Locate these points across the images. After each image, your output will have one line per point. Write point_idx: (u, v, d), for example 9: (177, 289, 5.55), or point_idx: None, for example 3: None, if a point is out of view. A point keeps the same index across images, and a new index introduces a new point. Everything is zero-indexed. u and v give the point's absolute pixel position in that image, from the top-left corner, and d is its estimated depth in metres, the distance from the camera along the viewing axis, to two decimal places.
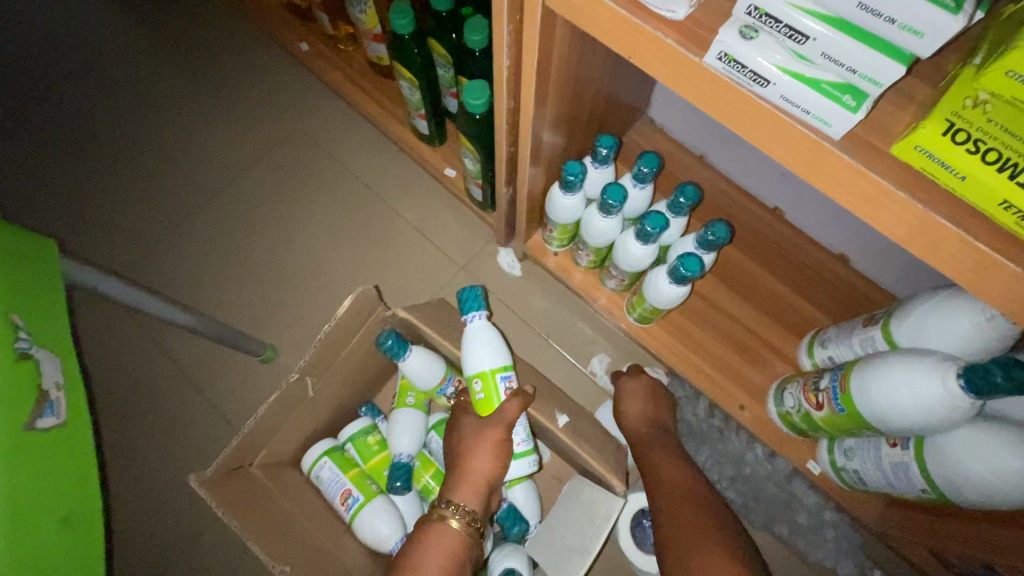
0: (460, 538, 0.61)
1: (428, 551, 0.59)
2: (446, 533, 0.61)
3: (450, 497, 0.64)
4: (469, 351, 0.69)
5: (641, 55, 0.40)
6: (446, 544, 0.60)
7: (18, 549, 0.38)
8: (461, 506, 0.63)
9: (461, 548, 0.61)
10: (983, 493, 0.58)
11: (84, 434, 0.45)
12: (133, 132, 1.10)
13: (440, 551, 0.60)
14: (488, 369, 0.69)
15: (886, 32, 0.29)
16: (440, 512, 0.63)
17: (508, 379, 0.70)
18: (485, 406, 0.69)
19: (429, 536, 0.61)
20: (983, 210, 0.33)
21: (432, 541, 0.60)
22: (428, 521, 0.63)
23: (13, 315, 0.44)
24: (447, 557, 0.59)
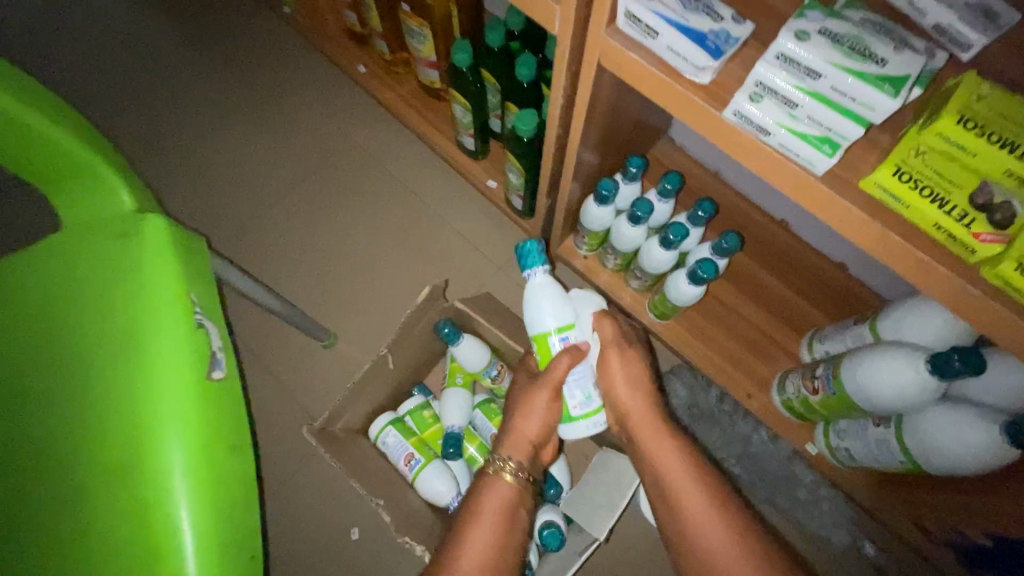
0: (514, 489, 0.69)
1: (485, 501, 0.68)
2: (500, 485, 0.69)
3: (500, 456, 0.71)
4: (529, 312, 0.75)
5: (674, 108, 0.53)
6: (499, 495, 0.69)
7: (210, 466, 0.52)
8: (513, 462, 0.71)
9: (515, 497, 0.69)
10: (947, 461, 0.70)
11: (238, 385, 0.58)
12: (210, 143, 1.25)
13: (497, 501, 0.68)
14: (540, 332, 0.74)
15: (850, 105, 0.43)
16: (494, 469, 0.71)
17: (564, 338, 0.73)
18: (544, 362, 0.76)
19: (486, 489, 0.69)
20: (926, 230, 0.46)
21: (488, 493, 0.69)
22: (485, 474, 0.71)
23: (190, 294, 0.57)
24: (501, 507, 0.68)
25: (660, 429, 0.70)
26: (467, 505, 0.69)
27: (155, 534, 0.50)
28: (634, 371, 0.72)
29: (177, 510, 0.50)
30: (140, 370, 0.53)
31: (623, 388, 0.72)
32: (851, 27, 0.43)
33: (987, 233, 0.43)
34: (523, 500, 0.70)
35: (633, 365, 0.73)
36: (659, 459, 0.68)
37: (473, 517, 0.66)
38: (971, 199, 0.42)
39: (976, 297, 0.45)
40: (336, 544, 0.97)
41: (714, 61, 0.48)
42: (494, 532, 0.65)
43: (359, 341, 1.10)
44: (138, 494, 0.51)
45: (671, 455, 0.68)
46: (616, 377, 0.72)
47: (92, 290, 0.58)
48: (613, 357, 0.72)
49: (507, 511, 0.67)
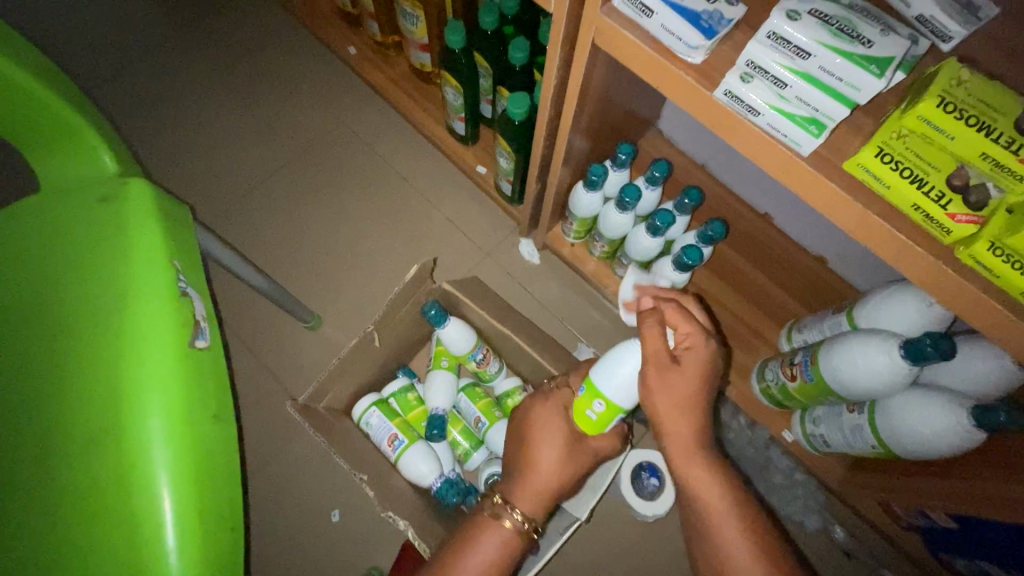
0: (514, 540, 0.67)
1: (483, 549, 0.66)
2: (500, 532, 0.67)
3: (510, 503, 0.68)
4: (620, 376, 0.64)
5: (666, 87, 0.54)
6: (498, 543, 0.66)
7: (190, 434, 0.51)
8: (521, 512, 0.67)
9: (513, 548, 0.67)
10: (918, 444, 0.73)
11: (221, 356, 0.57)
12: (194, 119, 1.22)
13: (495, 549, 0.66)
14: (620, 404, 0.65)
15: (838, 86, 0.44)
16: (494, 513, 0.68)
17: (622, 417, 0.68)
18: (592, 425, 0.68)
19: (484, 533, 0.67)
20: (903, 211, 0.47)
21: (486, 540, 0.66)
22: (483, 516, 0.68)
23: (175, 262, 0.56)
24: (498, 557, 0.66)
25: (700, 459, 0.63)
26: (459, 545, 0.67)
27: (133, 501, 0.49)
28: (682, 387, 0.61)
29: (158, 476, 0.49)
30: (120, 336, 0.52)
31: (668, 411, 0.62)
32: (841, 9, 0.44)
33: (962, 212, 0.44)
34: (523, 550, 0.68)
35: (682, 384, 0.61)
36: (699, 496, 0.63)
37: (467, 562, 0.65)
38: (948, 180, 0.44)
39: (949, 275, 0.47)
40: (316, 527, 0.96)
41: (707, 41, 0.48)
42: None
43: (343, 324, 1.08)
44: (115, 461, 0.50)
45: (711, 491, 0.63)
46: (658, 391, 0.61)
47: (68, 255, 0.56)
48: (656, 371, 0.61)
49: (502, 560, 0.66)
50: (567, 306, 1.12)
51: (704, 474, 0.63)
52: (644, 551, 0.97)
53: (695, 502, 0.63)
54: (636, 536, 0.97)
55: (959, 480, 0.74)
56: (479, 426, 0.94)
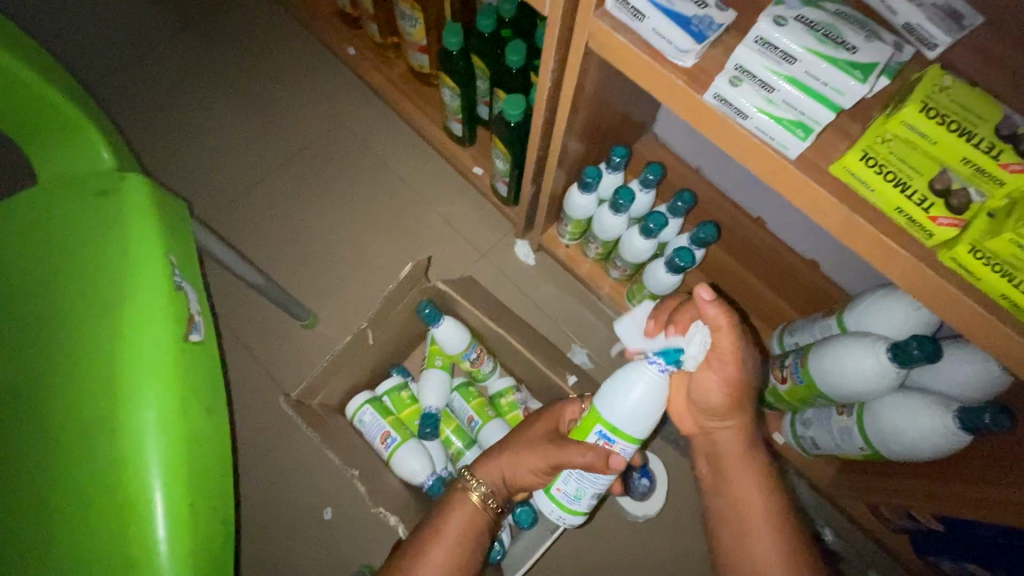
0: (478, 511, 0.70)
1: (450, 519, 0.69)
2: (466, 503, 0.70)
3: (474, 475, 0.72)
4: (609, 380, 0.62)
5: (657, 90, 0.54)
6: (464, 514, 0.70)
7: (185, 426, 0.51)
8: (485, 483, 0.71)
9: (477, 520, 0.70)
10: (904, 445, 0.74)
11: (215, 350, 0.57)
12: (192, 117, 1.22)
13: (462, 520, 0.69)
14: (599, 411, 0.62)
15: (824, 90, 0.45)
16: (463, 485, 0.72)
17: (604, 439, 0.62)
18: (575, 431, 0.66)
19: (453, 504, 0.71)
20: (887, 214, 0.48)
21: (454, 510, 0.70)
22: (454, 489, 0.72)
23: (170, 256, 0.57)
24: (464, 527, 0.69)
25: (743, 439, 0.65)
26: (432, 517, 0.70)
27: (125, 492, 0.49)
28: (730, 388, 0.60)
29: (149, 468, 0.49)
30: (115, 328, 0.53)
31: (722, 399, 0.61)
32: (827, 16, 0.45)
33: (943, 216, 0.45)
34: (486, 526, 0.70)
35: (745, 376, 0.60)
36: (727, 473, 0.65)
37: (435, 531, 0.68)
38: (930, 184, 0.45)
39: (930, 277, 0.47)
40: (308, 524, 0.96)
41: (697, 45, 0.49)
42: (450, 551, 0.66)
43: (338, 322, 1.09)
44: (108, 452, 0.50)
45: (742, 468, 0.65)
46: (721, 381, 0.59)
47: (63, 249, 0.57)
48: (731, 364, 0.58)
49: (469, 533, 0.68)
50: (561, 307, 1.13)
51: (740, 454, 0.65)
52: (635, 551, 0.97)
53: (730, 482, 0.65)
54: (626, 535, 0.98)
55: (938, 480, 0.76)
56: (472, 424, 0.95)
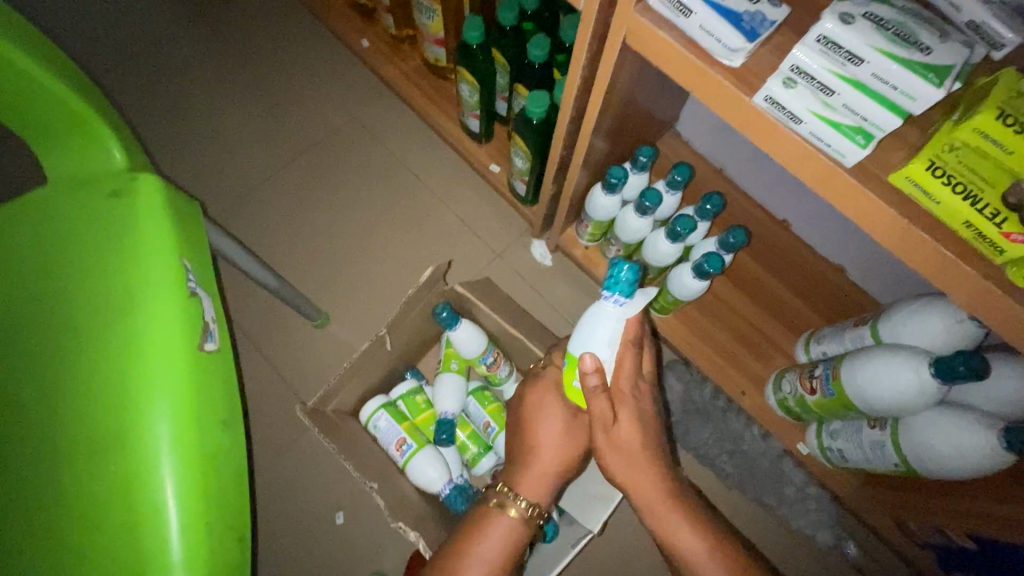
0: (518, 529, 0.66)
1: (486, 536, 0.65)
2: (504, 521, 0.66)
3: (511, 489, 0.67)
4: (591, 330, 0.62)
5: (701, 90, 0.51)
6: (501, 532, 0.66)
7: (201, 440, 0.49)
8: (526, 500, 0.66)
9: (517, 537, 0.66)
10: (943, 464, 0.71)
11: (231, 359, 0.55)
12: (203, 111, 1.19)
13: (500, 536, 0.66)
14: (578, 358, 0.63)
15: (890, 94, 0.42)
16: (500, 502, 0.67)
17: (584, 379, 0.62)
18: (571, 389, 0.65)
19: (490, 522, 0.66)
20: (952, 226, 0.45)
21: (491, 527, 0.66)
22: (488, 506, 0.67)
23: (183, 260, 0.54)
24: (502, 545, 0.66)
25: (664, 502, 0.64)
26: (466, 533, 0.66)
27: (139, 509, 0.47)
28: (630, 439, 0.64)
29: (163, 484, 0.47)
30: (127, 337, 0.50)
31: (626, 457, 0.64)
32: (896, 13, 0.42)
33: (1017, 232, 0.41)
34: (526, 539, 0.67)
35: (636, 430, 0.64)
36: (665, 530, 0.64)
37: (473, 550, 0.65)
38: (1003, 198, 0.41)
39: (997, 295, 0.44)
40: (320, 529, 0.94)
41: (749, 43, 0.46)
42: (487, 569, 0.64)
43: (351, 323, 1.06)
44: (120, 467, 0.48)
45: (682, 524, 0.63)
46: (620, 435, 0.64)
47: (72, 251, 0.54)
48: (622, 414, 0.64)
49: (508, 551, 0.65)
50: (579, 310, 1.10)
51: (671, 510, 0.64)
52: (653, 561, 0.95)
53: (670, 542, 0.64)
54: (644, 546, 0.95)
55: (979, 500, 0.72)
56: (489, 431, 0.93)
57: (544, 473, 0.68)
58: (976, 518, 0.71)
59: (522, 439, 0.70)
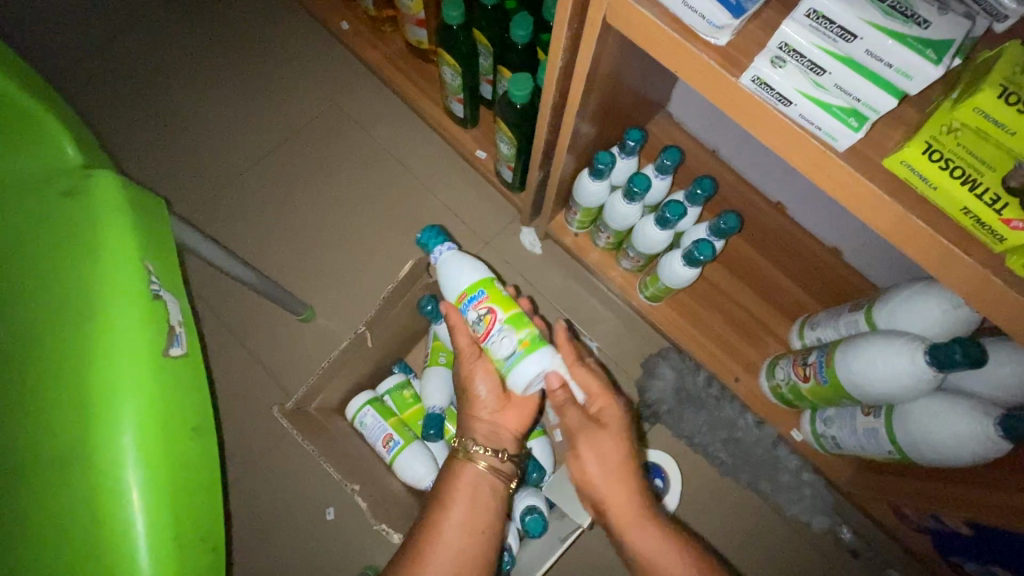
0: (486, 471, 0.65)
1: (456, 491, 0.64)
2: (470, 471, 0.65)
3: (470, 440, 0.66)
4: (449, 279, 0.71)
5: (684, 70, 0.48)
6: (471, 483, 0.65)
7: (165, 449, 0.47)
8: (481, 444, 0.66)
9: (485, 483, 0.65)
10: (937, 451, 0.69)
11: (201, 362, 0.54)
12: (182, 101, 1.16)
13: (470, 486, 0.65)
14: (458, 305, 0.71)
15: (885, 72, 0.39)
16: (465, 453, 0.66)
17: (474, 303, 0.67)
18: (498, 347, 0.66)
19: (458, 477, 0.65)
20: (948, 212, 0.42)
21: (460, 478, 0.65)
22: (455, 460, 0.66)
23: (145, 261, 0.52)
24: (472, 494, 0.64)
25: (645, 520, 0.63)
26: (440, 492, 0.65)
27: (103, 523, 0.45)
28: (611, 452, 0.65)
29: (130, 500, 0.45)
30: (84, 342, 0.48)
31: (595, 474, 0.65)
32: None
33: (1017, 220, 0.39)
34: (496, 485, 0.66)
35: (610, 444, 0.65)
36: (649, 562, 0.61)
37: (447, 500, 0.63)
38: (1003, 181, 0.39)
39: (997, 286, 0.42)
40: (312, 526, 0.93)
41: (735, 19, 0.43)
42: (466, 516, 0.62)
43: (338, 314, 1.04)
44: (81, 483, 0.46)
45: (662, 552, 0.61)
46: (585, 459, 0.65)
47: (25, 258, 0.52)
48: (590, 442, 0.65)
49: (478, 497, 0.64)
50: (569, 298, 1.07)
51: (651, 538, 0.62)
52: None
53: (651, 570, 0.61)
54: None
55: (970, 487, 0.72)
56: None
57: (489, 414, 0.68)
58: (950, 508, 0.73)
59: (461, 392, 0.70)
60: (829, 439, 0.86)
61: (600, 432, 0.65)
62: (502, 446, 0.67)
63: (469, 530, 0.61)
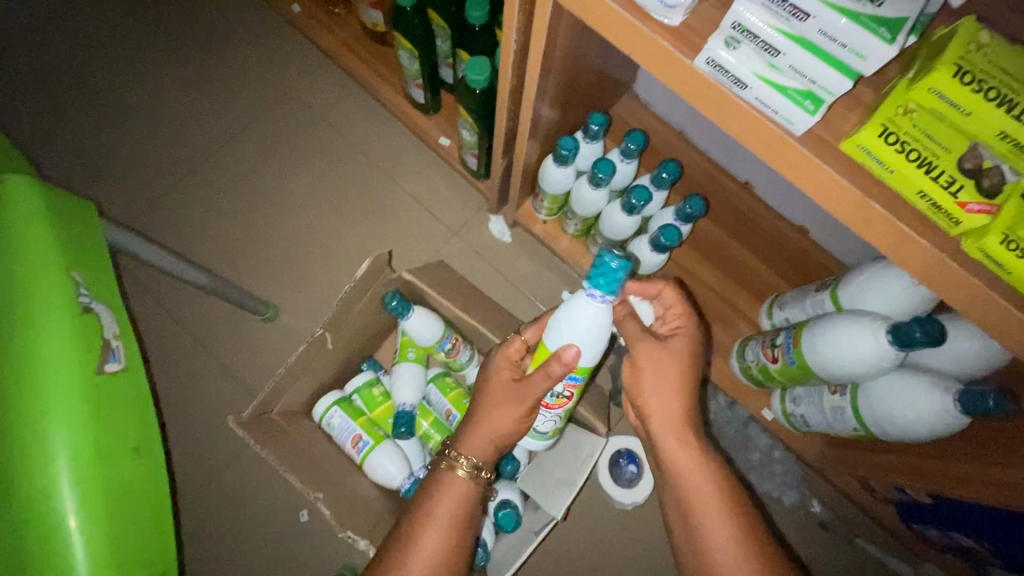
0: (470, 489, 0.63)
1: (438, 505, 0.62)
2: (454, 486, 0.63)
3: (461, 451, 0.63)
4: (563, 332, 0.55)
5: (638, 53, 0.46)
6: (455, 497, 0.63)
7: (102, 471, 0.45)
8: (470, 459, 0.63)
9: (470, 498, 0.63)
10: (901, 427, 0.70)
11: (141, 376, 0.51)
12: (127, 95, 1.09)
13: (454, 501, 0.63)
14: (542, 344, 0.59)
15: (838, 53, 0.37)
16: (449, 463, 0.63)
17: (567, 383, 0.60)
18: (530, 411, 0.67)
19: (441, 489, 0.63)
20: (906, 196, 0.41)
21: (443, 495, 0.62)
22: (438, 471, 0.64)
23: (73, 272, 0.49)
24: (456, 511, 0.62)
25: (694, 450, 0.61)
26: (419, 507, 0.62)
27: (36, 556, 0.42)
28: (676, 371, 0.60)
29: (66, 528, 0.43)
30: (6, 360, 0.45)
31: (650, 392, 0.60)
32: None
33: (974, 202, 0.38)
34: (479, 501, 0.64)
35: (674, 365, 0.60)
36: (685, 481, 0.60)
37: (424, 521, 0.61)
38: (959, 163, 0.38)
39: (954, 270, 0.41)
40: (284, 530, 0.92)
41: None
42: (443, 539, 0.60)
43: (303, 312, 1.01)
44: (8, 512, 0.43)
45: (700, 484, 0.60)
46: (648, 379, 0.60)
47: None
48: (645, 361, 0.60)
49: (462, 515, 0.62)
50: (540, 287, 1.05)
51: (693, 459, 0.60)
52: (623, 534, 0.96)
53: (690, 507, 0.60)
54: (613, 520, 0.97)
55: (935, 459, 0.73)
56: (451, 418, 0.89)
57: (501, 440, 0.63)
58: (915, 477, 0.75)
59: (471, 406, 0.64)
60: (800, 419, 0.87)
61: (670, 343, 0.60)
62: (491, 461, 0.64)
63: (444, 555, 0.59)
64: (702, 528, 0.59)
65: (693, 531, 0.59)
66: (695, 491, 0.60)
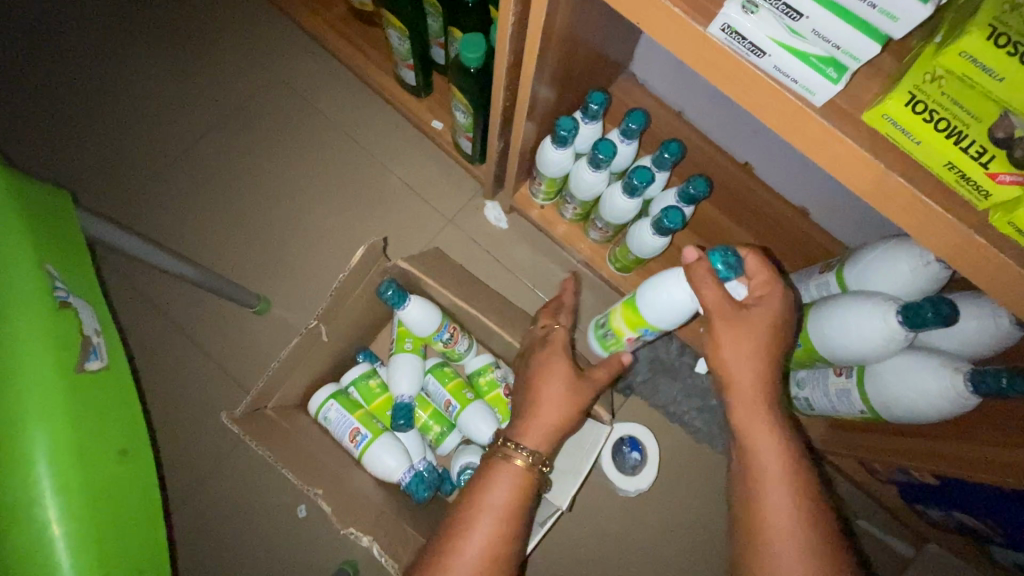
0: (527, 480, 0.61)
1: (491, 492, 0.60)
2: (512, 476, 0.61)
3: (519, 441, 0.62)
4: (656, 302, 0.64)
5: (647, 22, 0.43)
6: (511, 487, 0.61)
7: (88, 476, 0.42)
8: (529, 448, 0.62)
9: (525, 490, 0.61)
10: (909, 409, 0.69)
11: (125, 373, 0.48)
12: (102, 80, 1.04)
13: (509, 491, 0.60)
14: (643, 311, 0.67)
15: (867, 14, 0.34)
16: (504, 453, 0.62)
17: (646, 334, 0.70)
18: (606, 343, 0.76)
19: (496, 478, 0.61)
20: (931, 168, 0.40)
21: (499, 483, 0.60)
22: (494, 460, 0.62)
23: (46, 265, 0.45)
24: (513, 500, 0.60)
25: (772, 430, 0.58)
26: (469, 494, 0.61)
27: (19, 568, 0.40)
28: (755, 336, 0.57)
29: (50, 536, 0.40)
30: None
31: (733, 358, 0.58)
32: None
33: (1006, 173, 0.36)
34: (533, 494, 0.62)
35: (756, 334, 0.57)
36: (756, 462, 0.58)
37: (477, 509, 0.59)
38: (990, 133, 0.36)
39: (980, 246, 0.40)
40: (282, 526, 0.90)
41: None
42: (496, 527, 0.58)
43: (295, 304, 0.98)
44: None
45: (773, 465, 0.57)
46: (734, 339, 0.57)
47: None
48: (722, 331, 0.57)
49: (516, 506, 0.60)
50: (538, 273, 1.03)
51: (770, 440, 0.58)
52: (627, 521, 0.96)
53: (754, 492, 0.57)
54: (616, 507, 0.96)
55: (944, 441, 0.72)
56: (450, 409, 0.86)
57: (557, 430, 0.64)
58: (923, 459, 0.74)
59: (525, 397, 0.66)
60: (805, 403, 0.86)
61: (748, 313, 0.57)
62: (547, 453, 0.63)
63: (497, 544, 0.58)
64: (767, 513, 0.56)
65: (750, 517, 0.57)
66: (764, 472, 0.57)
